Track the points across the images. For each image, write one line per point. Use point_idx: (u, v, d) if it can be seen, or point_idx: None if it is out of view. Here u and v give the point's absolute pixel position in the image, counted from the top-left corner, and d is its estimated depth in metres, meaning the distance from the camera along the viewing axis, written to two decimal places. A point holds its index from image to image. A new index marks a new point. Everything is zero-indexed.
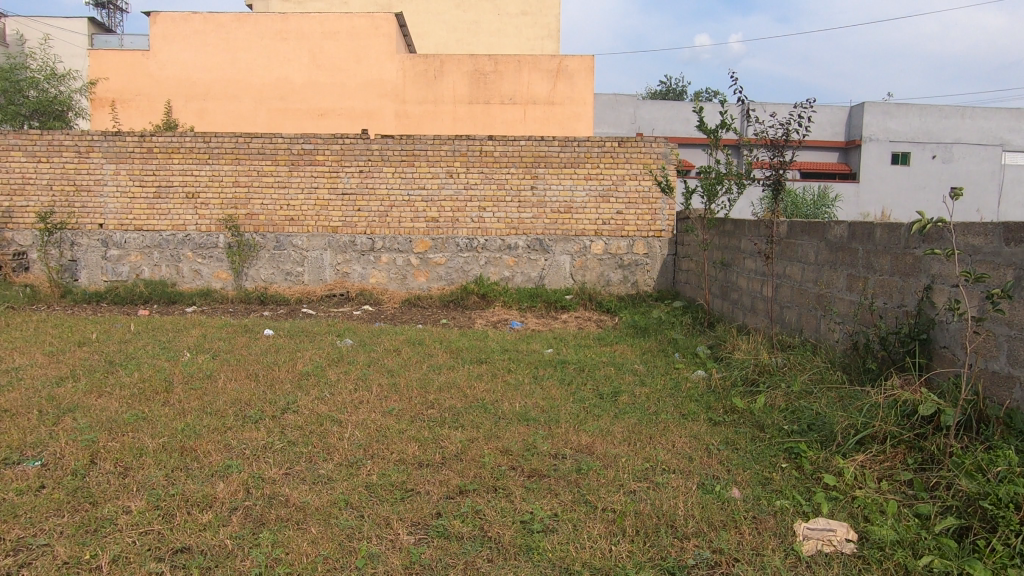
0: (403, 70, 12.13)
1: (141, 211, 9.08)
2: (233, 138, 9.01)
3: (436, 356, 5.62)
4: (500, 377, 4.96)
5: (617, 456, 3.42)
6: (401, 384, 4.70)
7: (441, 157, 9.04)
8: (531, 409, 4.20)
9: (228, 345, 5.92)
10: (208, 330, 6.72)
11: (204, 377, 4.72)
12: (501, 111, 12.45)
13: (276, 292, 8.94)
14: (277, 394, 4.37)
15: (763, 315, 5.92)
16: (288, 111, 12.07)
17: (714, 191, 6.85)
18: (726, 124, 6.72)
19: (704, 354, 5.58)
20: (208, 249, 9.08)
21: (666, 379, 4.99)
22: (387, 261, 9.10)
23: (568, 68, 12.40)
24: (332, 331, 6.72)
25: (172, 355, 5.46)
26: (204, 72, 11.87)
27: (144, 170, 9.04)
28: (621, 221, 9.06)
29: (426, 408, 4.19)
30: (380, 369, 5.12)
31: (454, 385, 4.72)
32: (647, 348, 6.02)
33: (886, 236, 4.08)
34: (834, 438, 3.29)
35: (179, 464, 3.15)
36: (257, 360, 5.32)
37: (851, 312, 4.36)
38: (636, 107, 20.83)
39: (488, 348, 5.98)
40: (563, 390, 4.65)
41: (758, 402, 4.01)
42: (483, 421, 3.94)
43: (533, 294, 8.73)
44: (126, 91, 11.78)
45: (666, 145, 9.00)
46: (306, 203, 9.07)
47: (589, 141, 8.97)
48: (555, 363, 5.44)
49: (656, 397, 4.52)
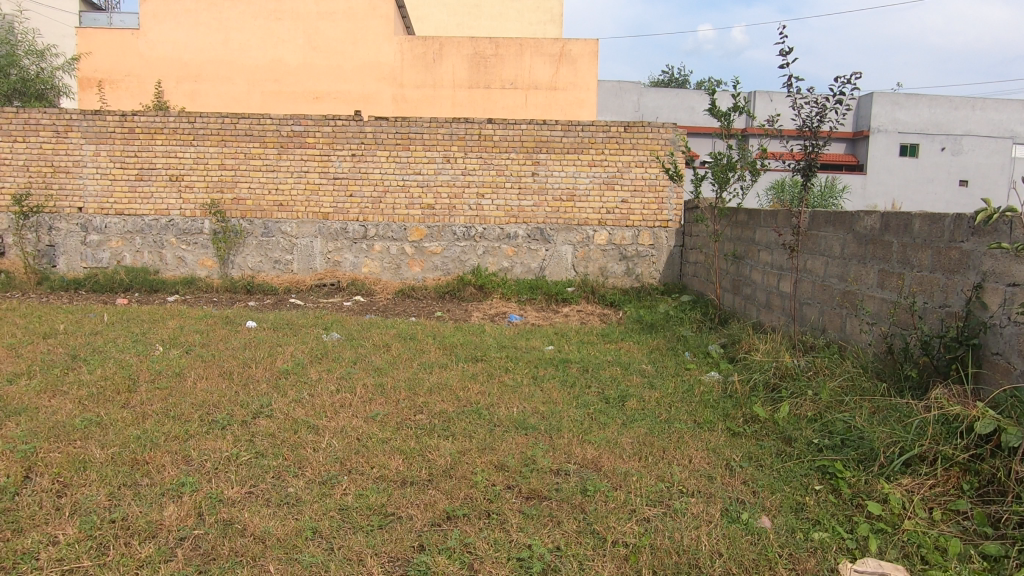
0: (401, 52, 11.65)
1: (122, 194, 8.66)
2: (219, 119, 8.56)
3: (428, 353, 5.22)
4: (496, 378, 4.56)
5: (627, 473, 3.02)
6: (388, 385, 4.30)
7: (437, 141, 8.60)
8: (530, 416, 3.80)
9: (204, 338, 5.51)
10: (186, 321, 6.31)
11: (174, 375, 4.33)
12: (501, 95, 11.98)
13: (263, 281, 8.53)
14: (251, 395, 3.98)
15: (780, 312, 5.51)
16: (282, 93, 11.60)
17: (726, 178, 6.39)
18: (738, 108, 6.26)
19: (717, 353, 5.18)
20: (193, 235, 8.66)
21: (677, 381, 4.60)
22: (380, 250, 8.69)
23: (571, 52, 11.92)
24: (319, 324, 6.31)
25: (142, 349, 5.06)
26: (194, 51, 11.40)
27: (126, 151, 8.61)
28: (627, 211, 8.63)
29: (413, 414, 3.79)
30: (366, 367, 4.72)
31: (446, 387, 4.32)
32: (655, 346, 5.62)
33: (927, 228, 3.67)
34: (875, 458, 2.89)
35: (127, 481, 2.76)
36: (234, 356, 4.92)
37: (884, 312, 3.96)
38: (640, 95, 20.33)
39: (484, 344, 5.58)
40: (566, 393, 4.25)
41: (782, 410, 3.62)
42: (476, 429, 3.54)
43: (533, 285, 8.32)
44: (112, 71, 11.32)
45: (674, 131, 8.53)
46: (296, 187, 8.65)
47: (594, 126, 8.52)
48: (557, 362, 5.04)
49: (667, 402, 4.13)
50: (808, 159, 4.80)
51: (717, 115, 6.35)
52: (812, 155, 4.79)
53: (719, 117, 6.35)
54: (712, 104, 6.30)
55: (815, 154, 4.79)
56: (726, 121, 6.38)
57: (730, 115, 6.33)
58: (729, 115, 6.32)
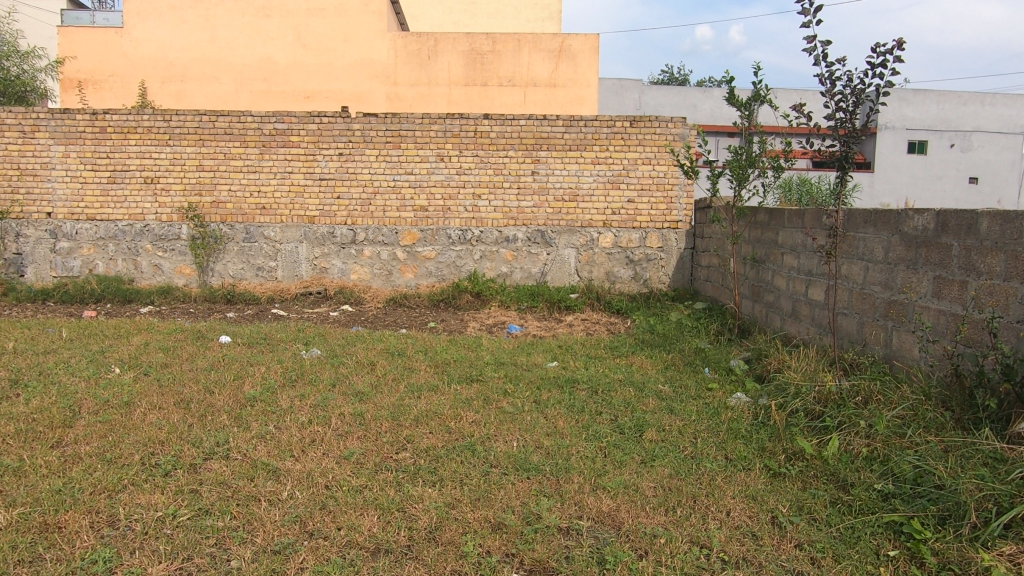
0: (394, 49, 11.08)
1: (94, 198, 8.10)
2: (196, 116, 8.00)
3: (418, 373, 4.64)
4: (494, 404, 3.99)
5: (653, 535, 2.47)
6: (369, 413, 3.74)
7: (430, 139, 8.05)
8: (532, 452, 3.24)
9: (169, 358, 4.94)
10: (153, 337, 5.74)
11: (123, 404, 3.77)
12: (499, 94, 11.42)
13: (245, 289, 7.96)
14: (208, 428, 3.42)
15: (809, 323, 4.95)
16: (271, 92, 11.02)
17: (745, 175, 5.82)
18: (760, 96, 5.68)
19: (741, 370, 4.63)
20: (169, 241, 8.11)
21: (698, 405, 4.05)
22: (370, 255, 8.12)
23: (571, 48, 11.36)
24: (298, 339, 5.74)
25: (94, 371, 4.48)
26: (180, 51, 10.84)
27: (97, 152, 8.05)
28: (633, 211, 8.07)
29: (396, 452, 3.23)
30: (346, 392, 4.16)
31: (435, 415, 3.76)
32: (670, 361, 5.06)
33: (998, 228, 3.11)
34: (964, 515, 2.33)
35: (27, 557, 2.22)
36: (198, 378, 4.35)
37: (945, 328, 3.40)
38: (641, 93, 19.71)
39: (480, 361, 5.01)
40: (573, 422, 3.69)
41: (832, 447, 3.06)
42: (469, 472, 2.99)
43: (534, 292, 7.76)
44: (95, 71, 10.76)
45: (684, 126, 7.97)
46: (279, 189, 8.09)
47: (597, 121, 7.96)
48: (562, 382, 4.46)
49: (692, 433, 3.57)
50: (844, 150, 4.14)
51: (736, 103, 5.78)
52: (847, 146, 4.14)
53: (738, 106, 5.79)
54: (729, 91, 5.75)
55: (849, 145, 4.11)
56: (746, 112, 5.82)
57: (751, 104, 5.75)
58: (749, 104, 5.76)
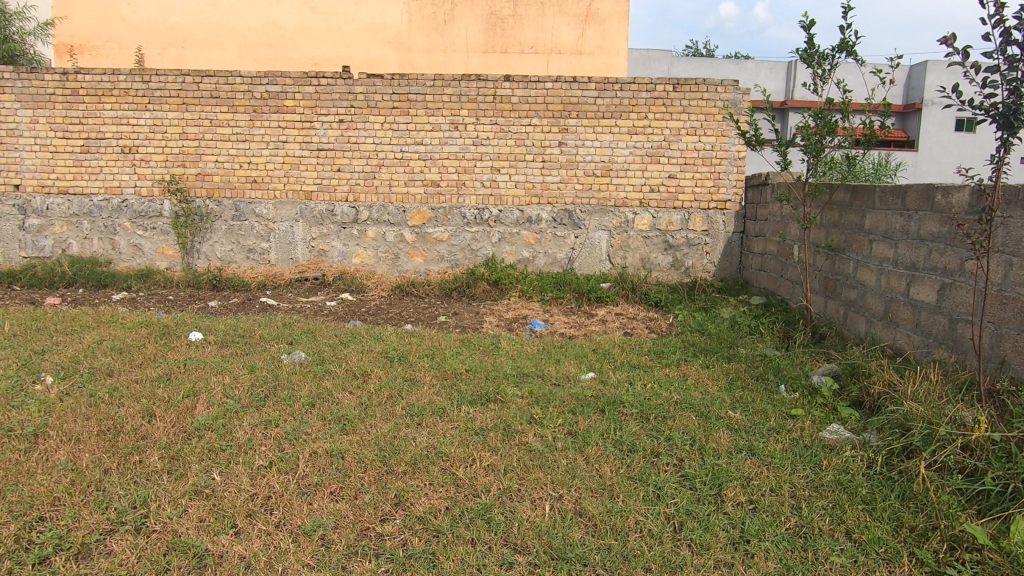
0: (408, 13, 9.78)
1: (66, 169, 7.21)
2: (179, 77, 7.04)
3: (421, 389, 3.69)
4: (517, 438, 3.03)
5: None
6: (351, 452, 2.80)
7: (442, 104, 7.03)
8: (568, 525, 2.32)
9: (119, 362, 4.05)
10: (111, 331, 4.85)
11: (29, 436, 2.88)
12: (521, 62, 9.88)
13: (233, 273, 7.08)
14: (128, 478, 2.52)
15: (911, 329, 3.96)
16: (279, 61, 9.74)
17: (822, 145, 4.68)
18: (845, 47, 4.54)
19: (829, 391, 3.65)
20: (150, 219, 7.22)
21: (784, 443, 3.08)
22: (374, 237, 7.20)
23: (599, 12, 9.76)
24: (282, 337, 4.81)
25: (17, 381, 3.61)
26: (181, 14, 9.59)
27: (69, 117, 7.14)
28: (675, 188, 7.02)
29: (383, 520, 2.32)
30: (328, 415, 3.25)
31: (439, 456, 2.81)
32: (734, 375, 4.09)
33: None
34: None
35: None
36: (142, 392, 3.46)
37: None
38: (670, 65, 18.32)
39: (498, 370, 4.07)
40: (623, 471, 2.74)
41: (1016, 534, 2.15)
42: (485, 565, 2.08)
43: (560, 280, 6.78)
44: (91, 36, 9.56)
45: (736, 90, 6.86)
46: (272, 161, 7.14)
47: (635, 84, 6.89)
48: (602, 403, 3.50)
49: (789, 490, 2.61)
50: (1010, 99, 2.80)
51: (811, 57, 4.66)
52: (1018, 93, 2.79)
53: (814, 61, 4.67)
54: (804, 42, 4.64)
55: (1021, 94, 2.77)
56: (823, 69, 4.70)
57: (830, 58, 4.65)
58: (828, 59, 4.65)
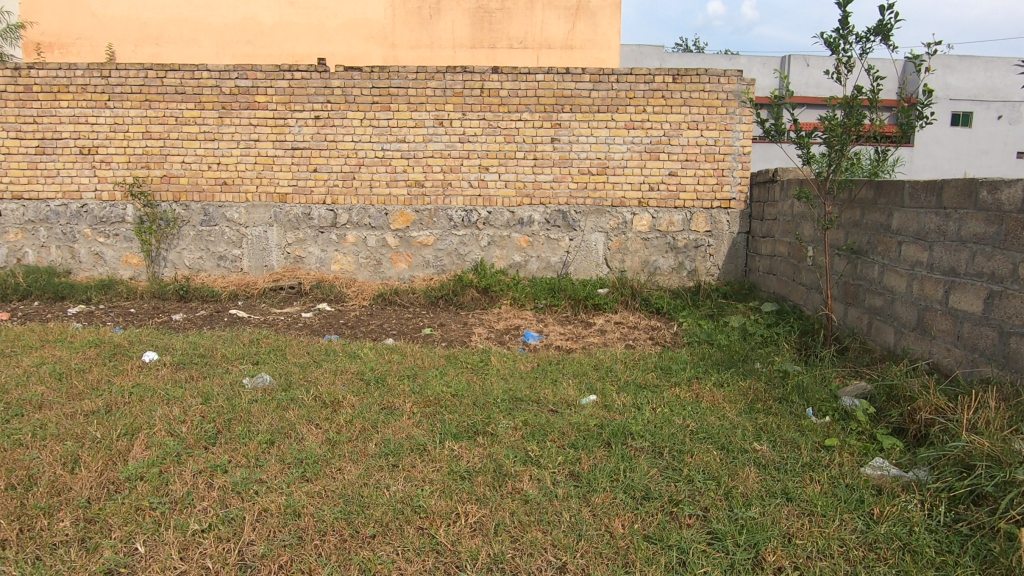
0: (392, 7, 9.24)
1: (20, 172, 6.68)
2: (140, 71, 6.52)
3: (400, 420, 3.21)
4: (509, 483, 2.56)
5: None
6: (310, 509, 2.32)
7: (426, 98, 6.55)
8: None
9: (53, 390, 3.55)
10: (54, 352, 4.34)
11: None
12: (510, 58, 9.38)
13: (202, 282, 6.58)
14: (28, 553, 2.05)
15: (950, 342, 3.52)
16: (257, 58, 9.18)
17: (847, 138, 4.24)
18: (882, 31, 4.10)
19: (864, 416, 3.20)
20: (112, 224, 6.70)
21: (824, 483, 2.62)
22: (354, 241, 6.71)
23: (591, 3, 9.25)
24: (247, 356, 4.32)
25: None
26: (153, 8, 8.99)
27: (22, 116, 6.61)
28: (676, 186, 6.57)
29: None
30: (287, 456, 2.76)
31: (417, 511, 2.34)
32: (753, 396, 3.63)
33: None
34: None
35: None
36: (72, 430, 2.97)
37: None
38: (662, 61, 17.78)
39: (488, 394, 3.59)
40: (636, 528, 2.28)
41: None
42: None
43: (555, 286, 6.31)
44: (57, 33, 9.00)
45: (740, 81, 6.41)
46: (243, 161, 6.64)
47: (632, 76, 6.44)
48: (608, 435, 3.02)
49: (839, 553, 2.16)
50: None
51: (843, 38, 4.21)
52: None
53: (846, 44, 4.22)
54: (838, 21, 4.18)
55: None
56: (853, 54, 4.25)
57: (862, 42, 4.20)
58: (859, 42, 4.20)
